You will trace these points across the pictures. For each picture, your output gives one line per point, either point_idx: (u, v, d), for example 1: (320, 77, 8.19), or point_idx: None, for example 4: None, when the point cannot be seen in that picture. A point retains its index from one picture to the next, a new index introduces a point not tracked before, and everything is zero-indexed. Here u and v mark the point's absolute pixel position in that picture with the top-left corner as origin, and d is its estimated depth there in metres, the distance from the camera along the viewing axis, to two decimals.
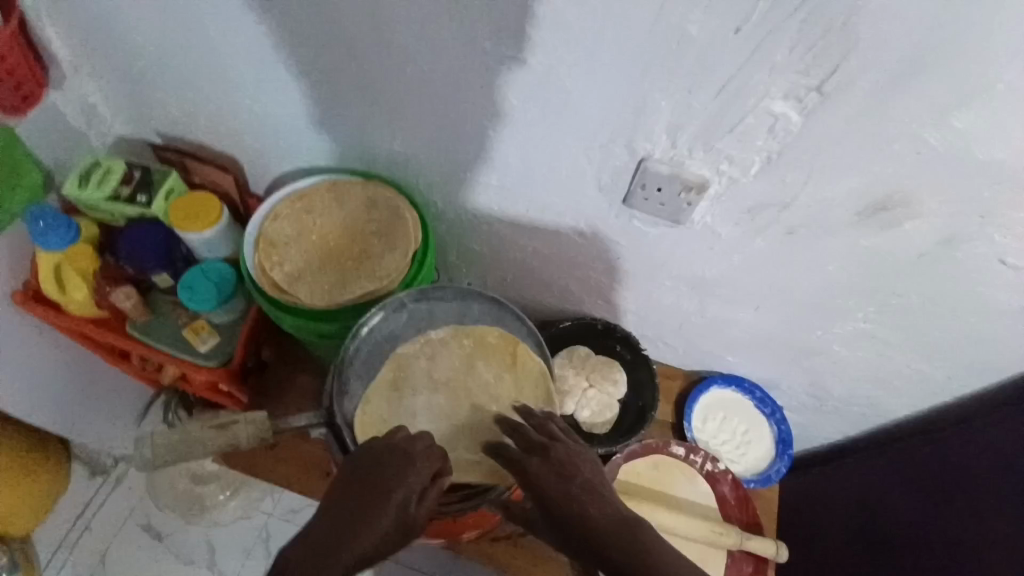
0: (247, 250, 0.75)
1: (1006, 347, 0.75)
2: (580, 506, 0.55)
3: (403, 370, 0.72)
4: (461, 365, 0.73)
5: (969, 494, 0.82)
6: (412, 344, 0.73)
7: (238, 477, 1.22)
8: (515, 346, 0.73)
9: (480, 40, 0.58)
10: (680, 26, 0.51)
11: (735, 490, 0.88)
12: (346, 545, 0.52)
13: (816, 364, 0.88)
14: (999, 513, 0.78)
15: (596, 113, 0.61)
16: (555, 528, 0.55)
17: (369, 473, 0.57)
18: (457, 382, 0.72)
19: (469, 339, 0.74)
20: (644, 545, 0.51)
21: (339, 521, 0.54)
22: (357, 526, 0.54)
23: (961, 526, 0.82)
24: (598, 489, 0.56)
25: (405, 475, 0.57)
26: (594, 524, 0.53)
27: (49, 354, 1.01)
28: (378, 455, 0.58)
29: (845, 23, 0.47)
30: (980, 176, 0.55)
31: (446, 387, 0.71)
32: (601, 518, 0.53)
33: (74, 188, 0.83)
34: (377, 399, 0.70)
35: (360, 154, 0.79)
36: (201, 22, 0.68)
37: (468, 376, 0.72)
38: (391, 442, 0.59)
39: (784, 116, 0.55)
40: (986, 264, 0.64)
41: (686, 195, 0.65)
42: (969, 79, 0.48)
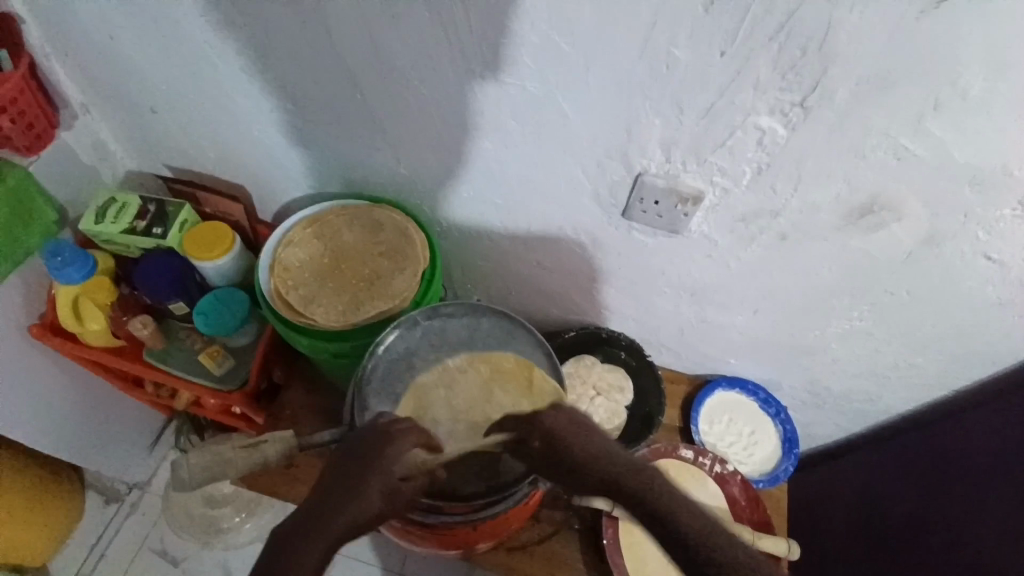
0: (262, 276, 0.78)
1: (996, 339, 0.77)
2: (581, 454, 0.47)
3: (422, 399, 0.70)
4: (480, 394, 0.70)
5: (961, 492, 0.84)
6: (430, 372, 0.72)
7: (251, 500, 1.24)
8: (531, 371, 0.70)
9: (481, 69, 0.61)
10: (668, 50, 0.54)
11: (745, 491, 0.90)
12: (332, 526, 0.46)
13: (815, 363, 0.91)
14: (993, 510, 0.79)
15: (592, 132, 0.64)
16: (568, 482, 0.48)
17: (355, 451, 0.52)
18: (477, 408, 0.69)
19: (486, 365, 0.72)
20: (660, 499, 0.42)
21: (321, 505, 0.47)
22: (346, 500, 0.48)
23: (956, 526, 0.83)
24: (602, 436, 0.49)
25: (390, 445, 0.53)
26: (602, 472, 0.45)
27: (64, 385, 1.03)
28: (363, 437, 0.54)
29: (821, 42, 0.50)
30: (958, 177, 0.58)
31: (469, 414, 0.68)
32: (610, 465, 0.46)
33: (91, 222, 0.87)
34: None
35: (366, 179, 0.82)
36: (210, 61, 0.72)
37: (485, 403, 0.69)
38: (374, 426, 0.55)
39: (771, 130, 0.58)
40: (971, 260, 0.67)
41: (682, 207, 0.68)
42: (941, 88, 0.51)
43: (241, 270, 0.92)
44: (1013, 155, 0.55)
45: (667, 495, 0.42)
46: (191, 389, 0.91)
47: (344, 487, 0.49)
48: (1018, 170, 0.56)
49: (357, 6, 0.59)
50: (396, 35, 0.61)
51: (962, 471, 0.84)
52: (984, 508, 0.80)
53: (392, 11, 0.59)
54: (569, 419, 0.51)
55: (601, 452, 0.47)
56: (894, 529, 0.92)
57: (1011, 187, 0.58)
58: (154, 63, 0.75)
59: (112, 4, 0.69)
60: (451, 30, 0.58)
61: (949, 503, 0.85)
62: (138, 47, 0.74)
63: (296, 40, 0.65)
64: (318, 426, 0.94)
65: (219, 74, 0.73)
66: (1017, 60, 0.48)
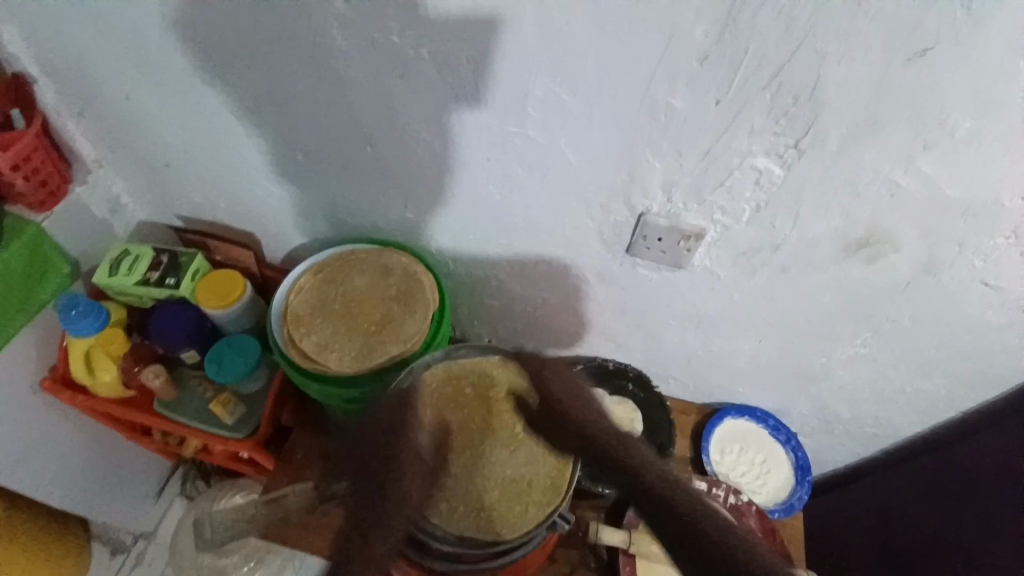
0: (276, 324, 0.80)
1: (1000, 361, 0.78)
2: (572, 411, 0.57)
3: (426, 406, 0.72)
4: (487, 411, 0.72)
5: (972, 498, 0.87)
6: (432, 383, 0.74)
7: (260, 549, 1.15)
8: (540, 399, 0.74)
9: (486, 122, 0.64)
10: (666, 100, 0.57)
11: (761, 520, 0.88)
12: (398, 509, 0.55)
13: (822, 390, 0.91)
14: (1002, 507, 0.83)
15: (595, 177, 0.66)
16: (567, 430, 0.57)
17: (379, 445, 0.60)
18: (487, 415, 0.72)
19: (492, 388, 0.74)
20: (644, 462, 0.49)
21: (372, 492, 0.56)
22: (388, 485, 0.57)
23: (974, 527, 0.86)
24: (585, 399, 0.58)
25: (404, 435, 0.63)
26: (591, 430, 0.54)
27: (72, 437, 1.02)
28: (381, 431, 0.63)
29: (812, 90, 0.53)
30: (951, 210, 0.60)
31: (478, 418, 0.71)
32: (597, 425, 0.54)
33: (105, 276, 0.89)
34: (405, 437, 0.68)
35: (375, 225, 0.84)
36: (222, 119, 0.74)
37: (494, 410, 0.72)
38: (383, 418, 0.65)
39: (767, 169, 0.61)
40: (971, 286, 0.68)
41: (685, 243, 0.70)
42: (930, 128, 0.54)
43: (252, 317, 0.94)
44: (1002, 188, 0.57)
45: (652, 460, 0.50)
46: (202, 437, 0.91)
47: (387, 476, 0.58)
48: (1008, 201, 0.58)
49: (369, 67, 0.62)
50: (406, 92, 0.64)
51: (978, 497, 0.86)
52: (998, 535, 0.83)
53: (402, 70, 0.62)
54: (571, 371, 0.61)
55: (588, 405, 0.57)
56: (913, 555, 0.93)
57: (1003, 217, 0.60)
58: (170, 121, 0.78)
59: (132, 69, 0.72)
60: (458, 87, 0.61)
61: (956, 510, 0.89)
62: (153, 107, 0.76)
63: (308, 98, 0.68)
64: None
65: (233, 130, 0.75)
66: (999, 101, 0.51)
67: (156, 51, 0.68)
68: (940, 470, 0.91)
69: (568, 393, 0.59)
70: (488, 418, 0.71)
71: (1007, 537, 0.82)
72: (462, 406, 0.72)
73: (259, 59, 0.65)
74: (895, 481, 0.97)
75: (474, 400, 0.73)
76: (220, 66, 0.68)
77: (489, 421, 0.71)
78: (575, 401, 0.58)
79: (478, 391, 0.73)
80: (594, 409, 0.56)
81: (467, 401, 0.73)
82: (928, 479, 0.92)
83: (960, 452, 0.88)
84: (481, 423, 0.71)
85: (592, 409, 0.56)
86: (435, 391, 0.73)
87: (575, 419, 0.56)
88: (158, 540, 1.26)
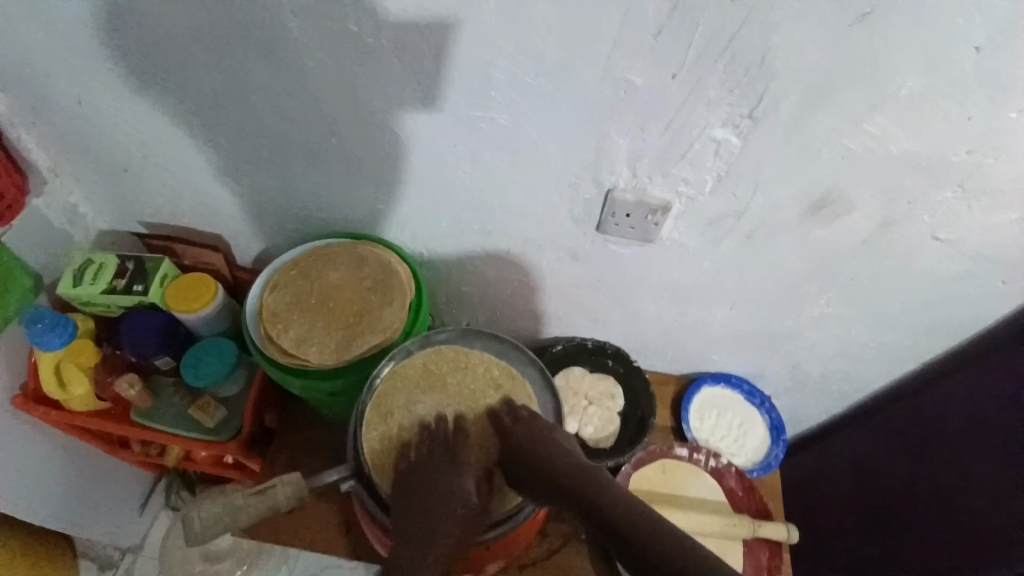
0: (252, 323, 0.79)
1: (954, 311, 0.83)
2: (538, 455, 0.63)
3: (403, 382, 0.74)
4: (468, 393, 0.74)
5: (937, 446, 0.88)
6: (419, 358, 0.76)
7: (252, 548, 1.19)
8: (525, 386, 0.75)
9: (451, 107, 0.64)
10: (625, 77, 0.58)
11: (741, 481, 0.94)
12: (429, 547, 0.63)
13: (792, 351, 0.95)
14: (990, 448, 0.80)
15: (562, 157, 0.67)
16: (534, 481, 0.63)
17: (422, 485, 0.66)
18: (455, 389, 0.74)
19: (479, 371, 0.76)
20: (594, 483, 0.59)
21: (413, 533, 0.63)
22: (429, 530, 0.63)
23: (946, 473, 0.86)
24: (550, 439, 0.65)
25: (446, 476, 0.66)
26: (551, 468, 0.62)
27: (50, 455, 1.00)
28: (423, 475, 0.66)
29: (763, 60, 0.55)
30: (902, 168, 0.64)
31: (446, 395, 0.74)
32: (556, 463, 0.62)
33: (68, 287, 0.86)
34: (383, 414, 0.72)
35: (346, 218, 0.84)
36: (182, 118, 0.72)
37: (461, 385, 0.74)
38: (426, 457, 0.68)
39: (726, 140, 0.63)
40: (923, 240, 0.72)
41: (653, 216, 0.72)
42: (875, 92, 0.56)
43: (226, 320, 0.92)
44: (946, 144, 0.61)
45: (602, 487, 0.59)
46: (184, 443, 0.91)
47: (419, 521, 0.64)
48: (955, 156, 0.62)
49: (329, 59, 0.62)
50: (367, 82, 0.64)
51: (950, 442, 0.86)
52: (972, 478, 0.82)
53: (364, 60, 0.61)
54: (543, 425, 0.67)
55: (554, 447, 0.64)
56: (896, 501, 0.93)
57: (950, 172, 0.63)
58: (129, 127, 0.76)
59: (83, 74, 0.70)
60: (421, 75, 0.62)
61: (933, 459, 0.88)
62: (106, 109, 0.74)
63: (269, 93, 0.67)
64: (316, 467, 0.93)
65: (193, 129, 0.74)
66: (940, 62, 0.54)
67: (108, 54, 0.67)
68: (914, 422, 0.93)
69: (536, 444, 0.65)
70: (455, 391, 0.74)
71: (979, 476, 0.81)
72: (430, 388, 0.74)
73: (217, 57, 0.64)
74: (868, 434, 1.01)
75: (441, 379, 0.75)
76: (175, 67, 0.66)
77: (455, 396, 0.74)
78: (540, 440, 0.65)
79: (444, 369, 0.75)
80: (555, 446, 0.64)
81: (435, 380, 0.75)
82: (901, 436, 0.95)
83: (925, 399, 0.92)
84: (447, 398, 0.73)
85: (556, 451, 0.63)
86: (399, 372, 0.75)
87: (539, 457, 0.63)
88: (146, 553, 1.25)
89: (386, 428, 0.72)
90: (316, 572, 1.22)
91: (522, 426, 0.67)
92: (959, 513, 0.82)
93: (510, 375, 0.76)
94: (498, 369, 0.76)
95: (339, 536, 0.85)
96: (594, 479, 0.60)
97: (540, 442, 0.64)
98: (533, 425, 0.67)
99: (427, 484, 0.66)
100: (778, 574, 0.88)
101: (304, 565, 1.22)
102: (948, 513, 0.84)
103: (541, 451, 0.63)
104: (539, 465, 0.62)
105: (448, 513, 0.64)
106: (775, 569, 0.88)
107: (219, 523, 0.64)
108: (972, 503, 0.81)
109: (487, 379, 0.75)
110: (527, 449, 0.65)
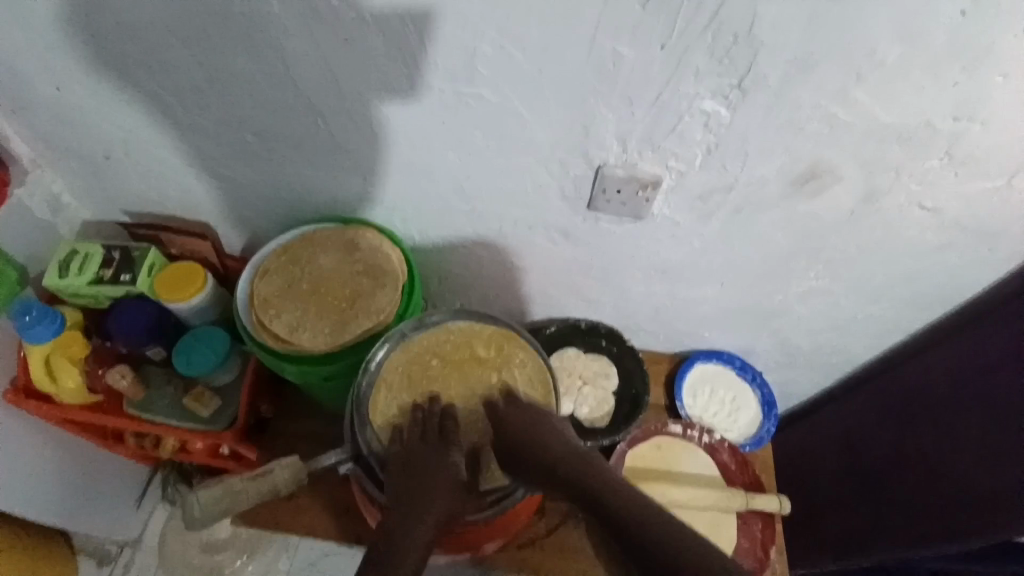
0: (243, 310, 0.79)
1: (939, 281, 0.84)
2: (543, 441, 0.64)
3: (406, 364, 0.75)
4: (468, 379, 0.74)
5: (927, 414, 0.90)
6: (420, 340, 0.76)
7: (253, 538, 1.23)
8: (526, 368, 0.75)
9: (437, 85, 0.63)
10: (613, 49, 0.58)
11: (733, 455, 0.95)
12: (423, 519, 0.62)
13: (782, 326, 0.96)
14: (978, 416, 0.82)
15: (551, 135, 0.67)
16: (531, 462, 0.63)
17: (416, 463, 0.66)
18: (470, 375, 0.74)
19: (481, 354, 0.76)
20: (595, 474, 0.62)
21: (405, 501, 0.63)
22: (421, 501, 0.63)
23: (935, 441, 0.87)
24: (553, 428, 0.66)
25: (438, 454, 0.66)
26: (553, 452, 0.63)
27: (44, 451, 0.98)
28: (417, 452, 0.66)
29: (750, 28, 0.55)
30: (886, 137, 0.64)
31: (460, 378, 0.74)
32: (559, 449, 0.63)
33: (55, 277, 0.85)
34: (388, 398, 0.73)
35: (334, 203, 0.83)
36: (162, 102, 0.71)
37: (478, 372, 0.75)
38: (422, 435, 0.68)
39: (715, 111, 0.63)
40: (910, 210, 0.72)
41: (643, 192, 0.72)
42: (860, 59, 0.56)
43: (217, 308, 0.91)
44: (930, 112, 0.61)
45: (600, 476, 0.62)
46: (180, 433, 0.90)
47: (410, 492, 0.64)
48: (941, 124, 0.62)
49: (311, 37, 0.61)
50: (350, 61, 0.62)
51: (936, 410, 0.88)
52: (960, 444, 0.83)
53: (346, 38, 0.60)
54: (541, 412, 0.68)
55: (556, 435, 0.65)
56: (887, 470, 0.95)
57: (935, 140, 0.64)
58: (109, 112, 0.74)
59: (58, 57, 0.67)
60: (406, 54, 0.61)
61: (923, 427, 0.90)
62: (85, 96, 0.72)
63: (251, 76, 0.66)
64: (313, 454, 0.93)
65: (175, 115, 0.72)
66: (926, 27, 0.53)
67: (82, 37, 0.65)
68: (902, 392, 0.95)
69: (537, 431, 0.65)
70: (472, 379, 0.74)
71: (965, 442, 0.82)
72: (444, 369, 0.75)
73: (195, 38, 0.62)
74: (858, 406, 1.03)
75: (458, 362, 0.75)
76: (150, 47, 0.64)
77: (456, 380, 0.74)
78: (543, 427, 0.66)
79: (462, 353, 0.76)
80: (557, 434, 0.65)
81: (434, 367, 0.75)
82: (891, 405, 0.97)
83: (912, 369, 0.93)
84: (449, 382, 0.74)
85: (558, 439, 0.65)
86: (401, 358, 0.75)
87: (542, 439, 0.64)
88: (145, 546, 1.25)
89: (388, 410, 0.72)
90: (318, 559, 1.22)
91: (518, 407, 0.68)
92: (950, 481, 0.84)
93: (511, 353, 0.76)
94: (520, 364, 0.76)
95: (340, 521, 0.86)
96: (595, 469, 0.63)
97: (540, 427, 0.65)
98: (529, 409, 0.68)
99: (420, 462, 0.66)
100: (773, 544, 0.89)
101: (303, 555, 1.23)
102: (940, 481, 0.85)
103: (541, 437, 0.64)
104: (543, 448, 0.63)
105: (439, 487, 0.64)
106: (771, 540, 0.89)
107: (222, 505, 0.64)
108: (958, 467, 0.83)
109: (511, 374, 0.74)
110: (526, 431, 0.65)
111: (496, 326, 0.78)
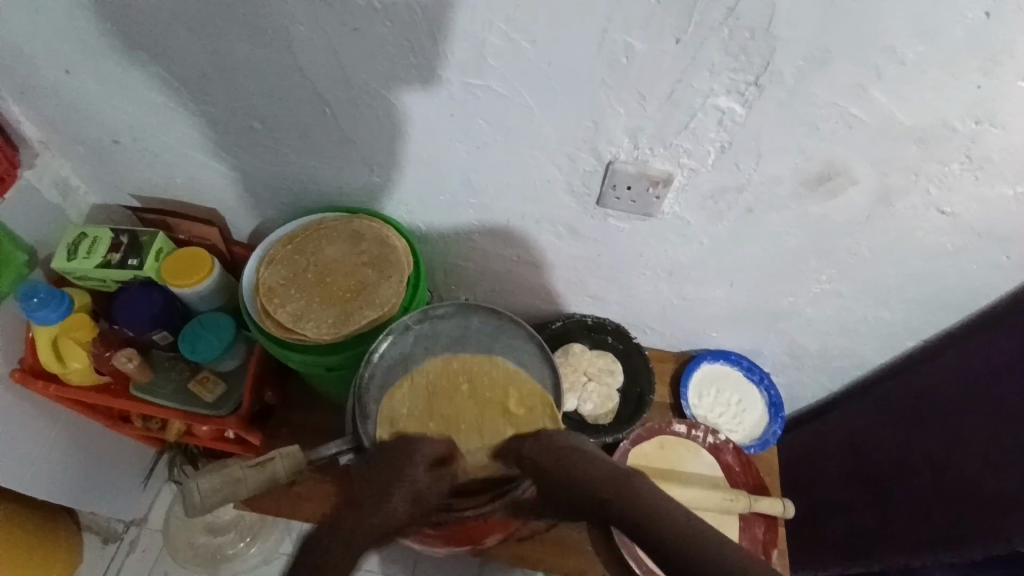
0: (247, 298, 0.78)
1: (955, 285, 0.82)
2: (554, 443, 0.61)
3: (433, 376, 0.74)
4: (481, 421, 0.71)
5: (938, 413, 0.88)
6: (459, 362, 0.75)
7: (257, 521, 1.24)
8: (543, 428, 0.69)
9: (446, 76, 0.62)
10: (626, 42, 0.56)
11: (738, 456, 0.94)
12: (368, 519, 0.56)
13: (790, 327, 0.95)
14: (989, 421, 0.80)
15: (560, 128, 0.66)
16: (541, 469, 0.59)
17: (379, 465, 0.62)
18: (486, 420, 0.71)
19: (512, 400, 0.72)
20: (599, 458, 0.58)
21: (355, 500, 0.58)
22: (369, 502, 0.57)
23: (944, 443, 0.86)
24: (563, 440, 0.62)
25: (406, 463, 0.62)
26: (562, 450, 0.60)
27: (52, 429, 1.00)
28: (386, 455, 0.64)
29: (767, 23, 0.53)
30: (904, 138, 0.62)
31: (476, 416, 0.71)
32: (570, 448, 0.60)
33: (63, 261, 0.86)
34: (403, 395, 0.73)
35: (340, 192, 0.82)
36: (169, 87, 0.70)
37: (496, 421, 0.71)
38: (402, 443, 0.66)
39: (729, 109, 0.61)
40: (926, 214, 0.71)
41: (653, 189, 0.71)
42: (880, 55, 0.54)
43: (223, 295, 0.92)
44: (950, 114, 0.59)
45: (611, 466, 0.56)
46: (185, 417, 0.90)
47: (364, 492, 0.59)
48: (961, 125, 0.60)
49: (317, 23, 0.60)
50: (359, 49, 0.61)
51: (944, 411, 0.87)
52: (966, 448, 0.82)
53: (353, 25, 0.59)
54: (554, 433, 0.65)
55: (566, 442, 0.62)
56: (893, 470, 0.94)
57: (957, 142, 0.62)
58: (116, 96, 0.73)
59: (67, 40, 0.67)
60: (415, 43, 0.60)
61: (930, 434, 0.89)
62: (93, 80, 0.72)
63: (258, 62, 0.65)
64: (316, 442, 0.93)
65: (181, 100, 0.72)
66: (947, 24, 0.51)
67: (90, 20, 0.64)
68: (910, 396, 0.93)
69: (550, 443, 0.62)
70: (487, 425, 0.70)
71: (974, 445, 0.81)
72: (467, 401, 0.72)
73: (201, 22, 0.62)
74: (865, 406, 1.02)
75: (482, 402, 0.72)
76: (157, 32, 0.64)
77: (473, 414, 0.71)
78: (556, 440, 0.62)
79: (494, 397, 0.73)
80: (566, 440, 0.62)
81: (453, 393, 0.73)
82: (900, 408, 0.95)
83: (922, 374, 0.92)
84: (465, 412, 0.72)
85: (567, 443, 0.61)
86: (429, 365, 0.75)
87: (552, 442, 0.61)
88: (151, 526, 1.26)
89: (399, 404, 0.72)
90: None
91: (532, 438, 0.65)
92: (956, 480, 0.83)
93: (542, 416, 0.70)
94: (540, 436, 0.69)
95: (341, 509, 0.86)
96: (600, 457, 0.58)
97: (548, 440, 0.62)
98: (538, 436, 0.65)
99: (383, 467, 0.62)
100: (774, 546, 0.88)
101: None
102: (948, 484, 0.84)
103: (552, 445, 0.61)
104: (554, 448, 0.60)
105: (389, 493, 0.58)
106: (772, 542, 0.89)
107: (222, 494, 0.64)
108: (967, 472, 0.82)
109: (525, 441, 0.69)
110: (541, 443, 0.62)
111: (536, 376, 0.75)
